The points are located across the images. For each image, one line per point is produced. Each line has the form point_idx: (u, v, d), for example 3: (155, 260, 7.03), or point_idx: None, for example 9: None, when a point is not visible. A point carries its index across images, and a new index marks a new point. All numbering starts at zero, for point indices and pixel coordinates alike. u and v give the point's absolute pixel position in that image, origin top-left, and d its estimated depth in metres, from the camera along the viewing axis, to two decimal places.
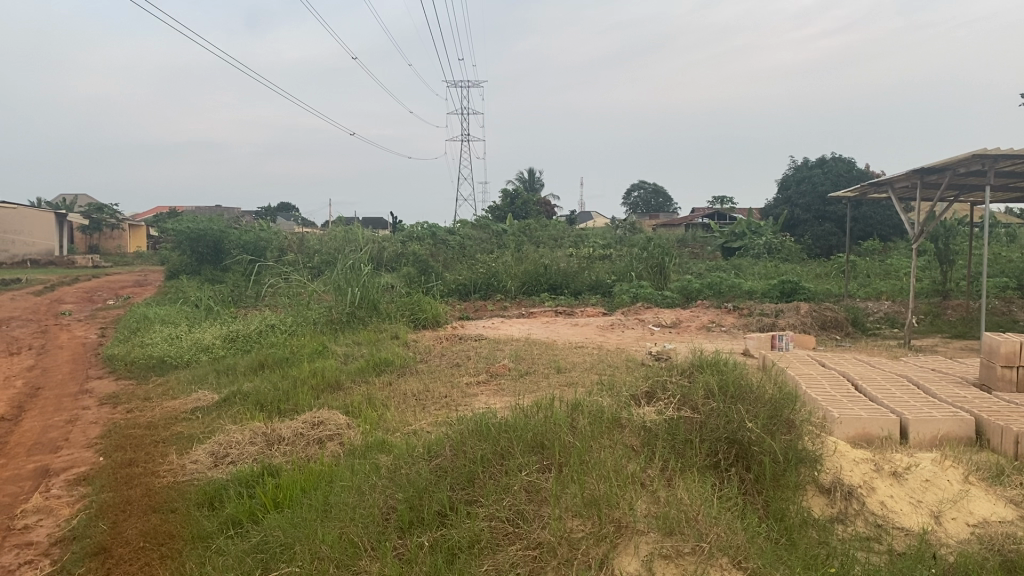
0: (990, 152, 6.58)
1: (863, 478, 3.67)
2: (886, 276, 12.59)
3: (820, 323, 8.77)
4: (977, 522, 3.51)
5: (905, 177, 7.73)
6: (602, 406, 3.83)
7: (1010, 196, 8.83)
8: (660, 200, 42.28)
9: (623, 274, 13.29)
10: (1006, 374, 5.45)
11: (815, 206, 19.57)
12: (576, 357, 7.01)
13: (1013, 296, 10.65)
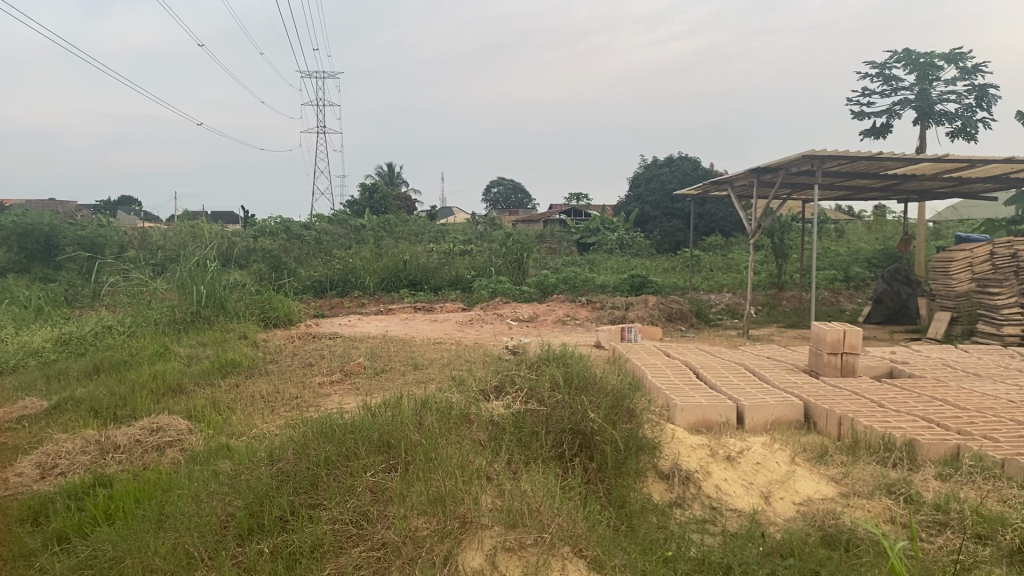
0: (817, 154, 7.05)
1: (699, 463, 3.85)
2: (728, 270, 13.26)
3: (667, 315, 9.12)
4: (802, 500, 3.73)
5: (744, 176, 8.15)
6: (450, 402, 3.82)
7: (836, 194, 9.49)
8: (519, 196, 42.81)
9: (482, 270, 13.35)
10: (831, 360, 5.84)
11: (665, 204, 20.37)
12: (432, 353, 6.99)
13: (840, 288, 11.47)
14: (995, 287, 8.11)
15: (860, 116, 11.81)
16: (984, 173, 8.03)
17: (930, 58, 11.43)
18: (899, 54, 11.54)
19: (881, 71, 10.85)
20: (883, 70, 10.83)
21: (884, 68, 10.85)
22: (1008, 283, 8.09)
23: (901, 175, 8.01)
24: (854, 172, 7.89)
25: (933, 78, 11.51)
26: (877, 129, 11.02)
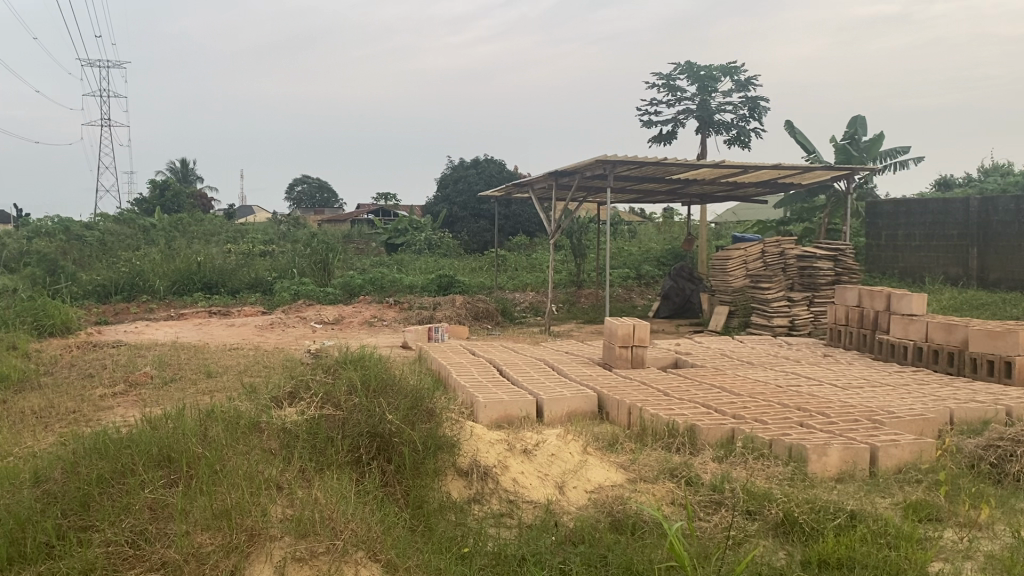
0: (609, 158, 7.39)
1: (497, 458, 3.93)
2: (531, 269, 13.66)
3: (473, 315, 9.24)
4: (593, 488, 3.89)
5: (543, 178, 8.41)
6: (239, 410, 3.67)
7: (629, 197, 10.01)
8: (325, 196, 41.87)
9: (284, 272, 12.95)
10: (623, 353, 6.16)
11: (471, 204, 20.64)
12: (229, 360, 6.69)
13: (634, 285, 12.11)
14: (766, 282, 8.85)
15: (650, 123, 12.51)
16: (756, 178, 8.75)
17: (709, 71, 12.32)
18: (682, 66, 12.34)
19: (667, 82, 11.56)
20: (669, 81, 11.54)
21: (669, 79, 11.57)
22: (777, 278, 8.81)
23: (685, 179, 8.56)
24: (643, 176, 8.35)
25: (712, 90, 12.42)
26: (664, 135, 11.73)
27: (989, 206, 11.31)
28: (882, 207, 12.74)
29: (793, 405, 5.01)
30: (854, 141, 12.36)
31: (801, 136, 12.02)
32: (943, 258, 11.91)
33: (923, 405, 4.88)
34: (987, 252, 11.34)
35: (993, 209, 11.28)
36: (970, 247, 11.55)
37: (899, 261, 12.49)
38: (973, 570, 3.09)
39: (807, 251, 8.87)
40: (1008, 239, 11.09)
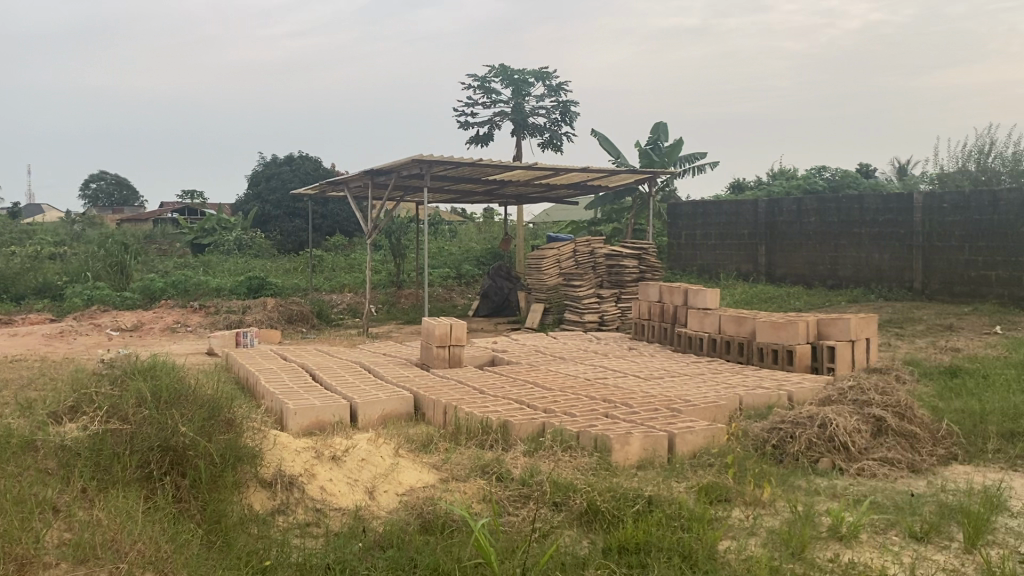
0: (425, 158, 7.39)
1: (303, 467, 3.82)
2: (349, 270, 13.44)
3: (286, 318, 8.97)
4: (404, 490, 3.85)
5: (358, 178, 8.28)
6: (10, 430, 3.36)
7: (446, 197, 10.07)
8: (126, 193, 39.29)
9: (77, 275, 12.01)
10: (440, 352, 6.17)
11: (285, 203, 20.04)
12: (9, 374, 6.11)
13: (453, 284, 12.19)
14: (577, 280, 9.19)
15: (467, 124, 12.64)
16: (568, 180, 9.05)
17: (523, 75, 12.62)
18: (497, 69, 12.55)
19: (483, 84, 11.73)
20: (485, 83, 11.70)
21: (485, 81, 11.73)
22: (587, 276, 9.18)
23: (499, 180, 8.71)
24: (458, 177, 8.41)
25: (526, 94, 12.72)
26: (482, 137, 11.88)
27: (774, 207, 12.28)
28: (682, 208, 13.54)
29: (600, 398, 5.20)
30: (657, 147, 13.05)
31: (609, 141, 12.54)
32: (735, 256, 12.80)
33: (716, 393, 5.21)
34: (773, 250, 12.31)
35: (778, 210, 12.25)
36: (759, 245, 12.48)
37: (698, 258, 13.32)
38: (756, 545, 3.32)
39: (615, 250, 9.27)
40: (790, 238, 12.09)
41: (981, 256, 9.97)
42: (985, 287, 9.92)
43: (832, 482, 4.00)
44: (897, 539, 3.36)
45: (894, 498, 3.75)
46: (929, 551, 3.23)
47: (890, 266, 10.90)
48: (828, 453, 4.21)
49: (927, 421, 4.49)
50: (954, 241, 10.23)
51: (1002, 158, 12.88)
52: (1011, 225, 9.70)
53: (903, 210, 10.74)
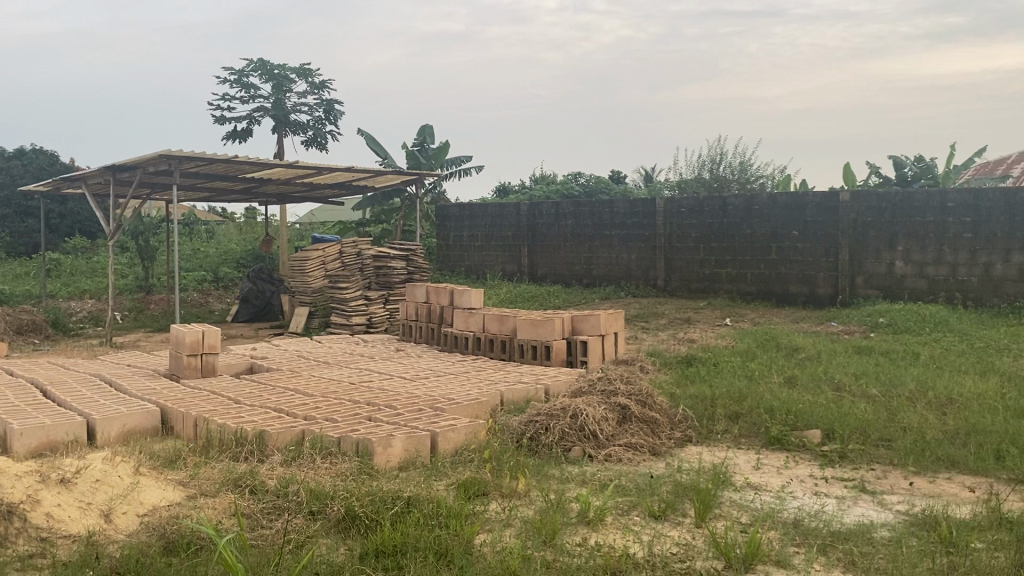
0: (174, 154, 6.94)
1: (25, 493, 3.44)
2: (92, 274, 12.37)
3: (14, 328, 8.09)
4: (146, 511, 3.57)
5: (98, 173, 7.62)
6: None
7: (200, 195, 9.53)
8: None
9: None
10: (192, 362, 5.82)
11: (15, 201, 18.07)
12: None
13: (210, 288, 11.57)
14: (343, 282, 9.04)
15: (224, 119, 12.05)
16: (330, 180, 8.87)
17: (283, 70, 12.23)
18: (255, 63, 12.07)
19: (240, 78, 11.23)
20: (243, 77, 11.21)
21: (243, 75, 11.24)
22: (353, 277, 9.05)
23: (257, 179, 8.36)
24: (212, 174, 7.98)
25: (287, 90, 12.34)
26: (240, 133, 11.38)
27: (535, 210, 12.78)
28: (448, 210, 13.72)
29: (363, 401, 5.13)
30: (423, 148, 13.11)
31: (374, 141, 12.44)
32: (499, 256, 13.18)
33: (478, 390, 5.31)
34: (534, 251, 12.80)
35: (538, 213, 12.76)
36: (521, 246, 12.92)
37: (465, 259, 13.55)
38: (510, 537, 3.39)
39: (381, 251, 9.23)
40: (550, 239, 12.63)
41: (715, 255, 10.98)
42: (718, 283, 10.95)
43: (582, 468, 4.16)
44: (637, 519, 3.57)
45: (636, 481, 3.95)
46: (666, 529, 3.47)
47: (638, 266, 11.71)
48: (579, 441, 4.38)
49: (666, 407, 4.84)
50: (692, 242, 11.19)
51: (730, 167, 14.27)
52: (738, 228, 10.78)
53: (647, 213, 11.58)
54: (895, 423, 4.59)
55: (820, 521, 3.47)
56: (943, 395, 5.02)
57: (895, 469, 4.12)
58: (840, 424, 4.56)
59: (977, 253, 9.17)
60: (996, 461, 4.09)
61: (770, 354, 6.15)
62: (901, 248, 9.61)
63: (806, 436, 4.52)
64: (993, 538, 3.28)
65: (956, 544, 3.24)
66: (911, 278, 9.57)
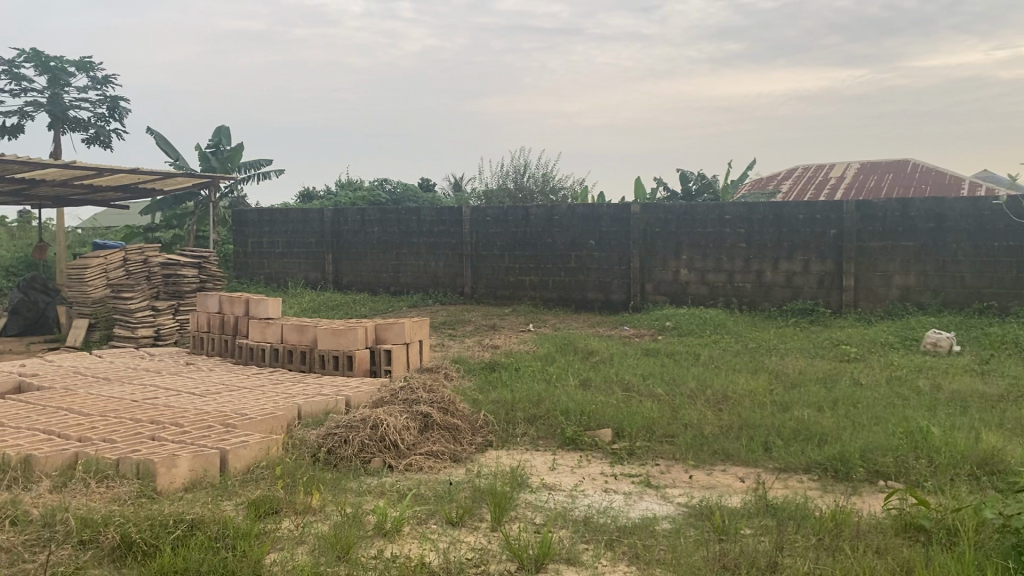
0: None
1: None
2: None
3: None
4: None
5: None
6: None
7: None
8: None
9: None
10: None
11: None
12: None
13: None
14: (127, 292, 8.47)
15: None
16: (114, 182, 8.28)
17: (60, 63, 11.30)
18: (27, 53, 11.07)
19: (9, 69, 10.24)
20: (13, 67, 10.25)
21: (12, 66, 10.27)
22: (139, 287, 8.50)
23: (26, 179, 7.65)
24: None
25: (65, 85, 11.41)
26: (9, 129, 10.38)
27: (339, 216, 12.54)
28: (248, 215, 13.20)
29: (146, 419, 4.80)
30: (218, 151, 12.59)
31: (166, 142, 11.75)
32: (302, 264, 12.83)
33: (274, 403, 5.12)
34: (339, 258, 12.57)
35: (343, 219, 12.52)
36: (326, 254, 12.64)
37: (266, 267, 13.10)
38: (302, 553, 3.24)
39: (171, 259, 8.73)
40: (355, 247, 12.44)
41: (518, 264, 11.26)
42: (521, 290, 11.24)
43: (381, 480, 4.07)
44: (434, 527, 3.49)
45: (435, 488, 3.90)
46: (462, 534, 3.43)
47: (445, 273, 11.78)
48: (380, 452, 4.30)
49: (467, 414, 4.86)
50: (496, 250, 11.41)
51: (534, 177, 14.72)
52: (539, 236, 11.12)
53: (452, 221, 11.68)
54: (678, 420, 4.90)
55: (608, 517, 3.61)
56: (720, 392, 5.41)
57: (677, 463, 4.38)
58: (629, 423, 4.80)
59: (750, 262, 9.95)
60: (764, 452, 4.48)
61: (568, 358, 6.38)
62: (686, 257, 10.28)
63: (598, 435, 4.72)
64: (759, 524, 3.56)
65: (727, 532, 3.48)
66: (694, 285, 10.26)
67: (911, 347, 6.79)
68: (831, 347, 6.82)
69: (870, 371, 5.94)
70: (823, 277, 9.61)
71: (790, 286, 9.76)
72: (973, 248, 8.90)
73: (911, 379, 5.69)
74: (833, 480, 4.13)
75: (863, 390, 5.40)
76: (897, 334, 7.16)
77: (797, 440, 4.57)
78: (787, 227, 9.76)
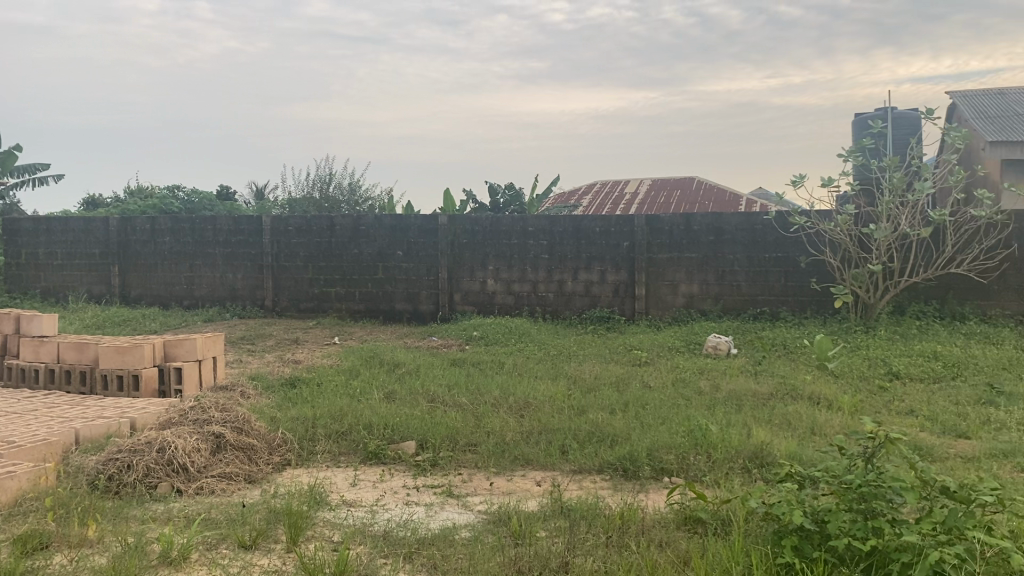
0: None
1: None
2: None
3: None
4: None
5: None
6: None
7: None
8: None
9: None
10: None
11: None
12: None
13: None
14: None
15: None
16: None
17: None
18: None
19: None
20: None
21: None
22: None
23: None
24: None
25: None
26: None
27: (127, 226, 11.77)
28: (21, 224, 12.11)
29: None
30: None
31: None
32: (85, 276, 11.93)
33: (49, 429, 4.71)
34: (127, 270, 11.80)
35: (131, 228, 11.76)
36: (111, 265, 11.82)
37: (43, 280, 12.08)
38: None
39: None
40: (145, 258, 11.72)
41: (324, 275, 11.04)
42: (326, 302, 11.03)
43: (168, 506, 3.85)
44: (225, 552, 3.35)
45: (228, 512, 3.74)
46: (255, 558, 3.31)
47: (244, 285, 11.34)
48: (166, 477, 4.07)
49: (264, 432, 4.70)
50: (299, 261, 11.13)
51: (339, 187, 14.54)
52: (345, 247, 10.98)
53: (252, 231, 11.27)
54: (481, 428, 4.99)
55: (408, 529, 3.61)
56: (520, 399, 5.57)
57: (478, 471, 4.47)
58: (432, 435, 4.83)
59: (553, 272, 10.32)
60: (561, 455, 4.66)
61: (373, 371, 6.33)
62: (492, 267, 10.50)
63: (401, 448, 4.71)
64: (553, 526, 3.69)
65: (523, 536, 3.58)
66: (500, 295, 10.50)
67: (695, 350, 7.31)
68: (625, 352, 7.21)
69: (658, 374, 6.34)
70: (619, 286, 10.12)
71: (589, 295, 10.22)
72: (748, 259, 9.69)
73: (694, 380, 6.12)
74: (623, 479, 4.36)
75: (651, 392, 5.76)
76: (683, 339, 7.67)
77: (590, 442, 4.79)
78: (585, 239, 10.21)
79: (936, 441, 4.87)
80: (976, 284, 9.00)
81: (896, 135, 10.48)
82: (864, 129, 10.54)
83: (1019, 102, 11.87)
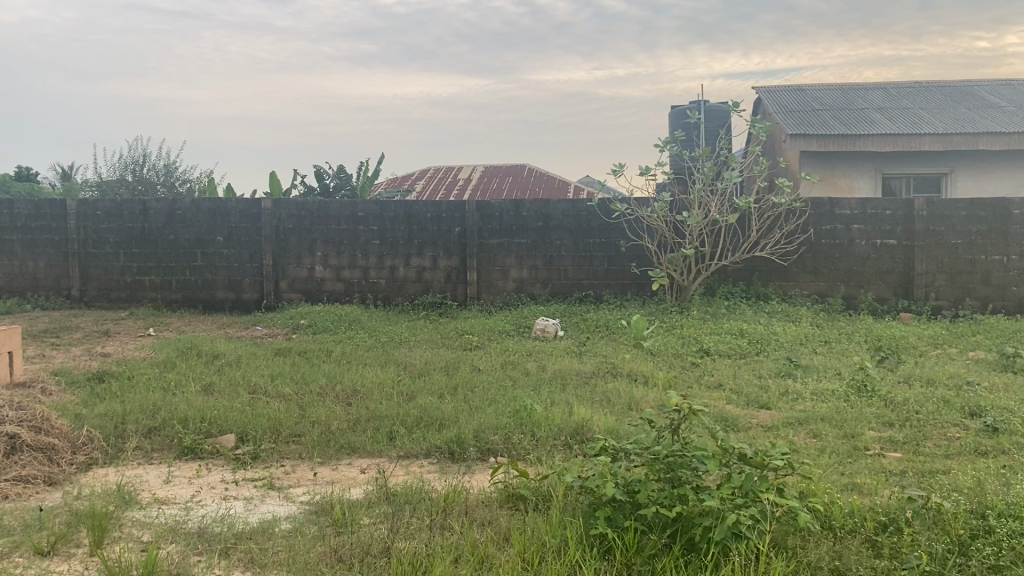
0: None
1: None
2: None
3: None
4: None
5: None
6: None
7: None
8: None
9: None
10: None
11: None
12: None
13: None
14: None
15: None
16: None
17: None
18: None
19: None
20: None
21: None
22: None
23: None
24: None
25: None
26: None
27: None
28: None
29: None
30: None
31: None
32: None
33: None
34: None
35: None
36: None
37: None
38: None
39: None
40: None
41: (138, 263, 10.43)
42: (140, 292, 10.43)
43: None
44: (19, 560, 3.12)
45: (23, 517, 3.49)
46: (54, 564, 3.10)
47: (47, 275, 10.52)
48: None
49: (66, 431, 4.41)
50: (110, 248, 10.46)
51: (155, 169, 13.79)
52: (161, 233, 10.41)
53: (55, 216, 10.47)
54: (304, 418, 4.89)
55: (224, 525, 3.50)
56: (347, 387, 5.51)
57: (302, 462, 4.38)
58: (252, 427, 4.70)
59: (384, 258, 10.25)
60: (387, 441, 4.65)
61: (190, 363, 6.06)
62: (320, 253, 10.29)
63: (219, 442, 4.54)
64: (377, 513, 3.68)
65: (346, 524, 3.54)
66: (329, 281, 10.31)
67: (524, 333, 7.49)
68: (455, 336, 7.28)
69: (488, 357, 6.44)
70: (450, 272, 10.19)
71: (421, 281, 10.23)
72: (574, 244, 10.01)
73: (522, 362, 6.27)
74: (448, 461, 4.41)
75: (480, 375, 5.86)
76: (513, 322, 7.84)
77: (418, 427, 4.81)
78: (416, 225, 10.19)
79: (740, 412, 5.23)
80: (778, 266, 9.73)
81: (708, 127, 11.13)
82: (680, 121, 11.13)
83: (817, 99, 12.89)
